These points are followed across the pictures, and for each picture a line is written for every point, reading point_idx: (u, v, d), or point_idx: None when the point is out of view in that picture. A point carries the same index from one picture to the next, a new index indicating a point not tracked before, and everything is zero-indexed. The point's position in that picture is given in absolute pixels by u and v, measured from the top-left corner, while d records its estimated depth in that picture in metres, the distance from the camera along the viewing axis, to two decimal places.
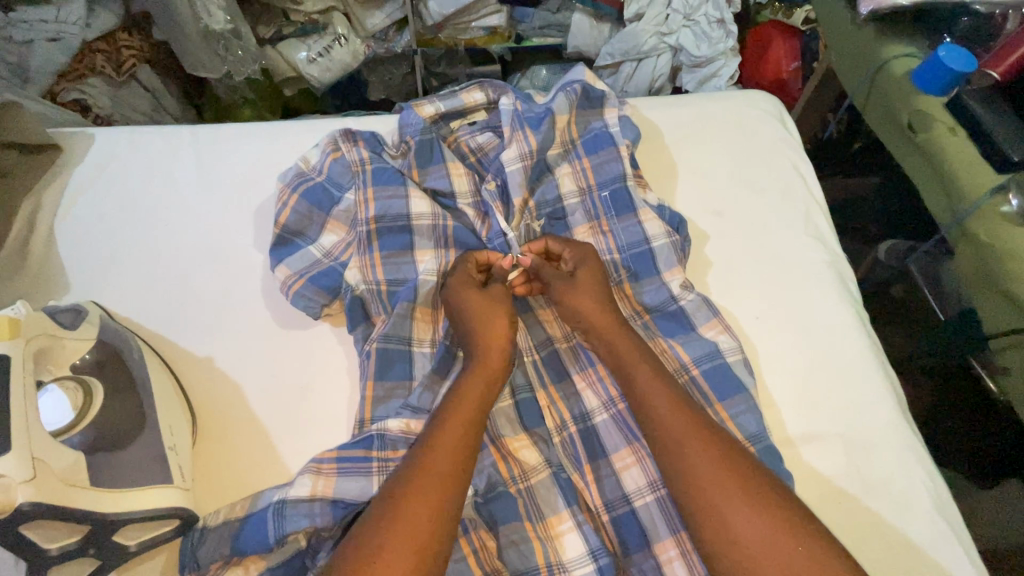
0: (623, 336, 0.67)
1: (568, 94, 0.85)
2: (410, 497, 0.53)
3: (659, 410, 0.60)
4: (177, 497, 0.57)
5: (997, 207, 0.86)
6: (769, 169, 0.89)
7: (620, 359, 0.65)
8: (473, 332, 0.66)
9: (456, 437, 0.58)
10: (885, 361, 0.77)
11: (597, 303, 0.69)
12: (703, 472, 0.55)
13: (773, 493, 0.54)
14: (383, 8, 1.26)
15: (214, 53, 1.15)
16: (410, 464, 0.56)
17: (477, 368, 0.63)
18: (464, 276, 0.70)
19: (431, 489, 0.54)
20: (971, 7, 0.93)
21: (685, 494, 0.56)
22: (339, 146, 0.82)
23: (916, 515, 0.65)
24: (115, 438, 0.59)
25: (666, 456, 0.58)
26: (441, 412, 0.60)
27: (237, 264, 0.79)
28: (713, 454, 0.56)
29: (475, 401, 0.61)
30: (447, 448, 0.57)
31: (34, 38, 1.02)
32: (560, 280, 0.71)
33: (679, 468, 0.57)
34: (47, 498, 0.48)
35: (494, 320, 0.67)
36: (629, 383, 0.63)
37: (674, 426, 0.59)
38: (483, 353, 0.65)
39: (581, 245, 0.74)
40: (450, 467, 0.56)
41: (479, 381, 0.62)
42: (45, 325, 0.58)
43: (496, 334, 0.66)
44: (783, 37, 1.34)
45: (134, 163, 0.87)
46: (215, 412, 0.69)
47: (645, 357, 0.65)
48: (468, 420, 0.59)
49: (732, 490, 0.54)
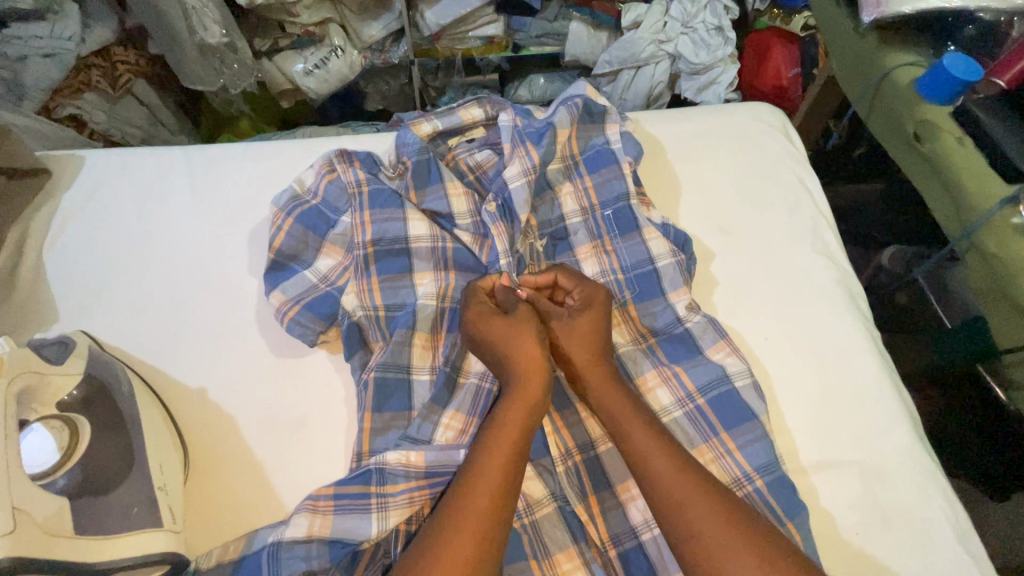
0: (605, 388, 0.63)
1: (569, 108, 0.82)
2: (440, 551, 0.51)
3: (660, 471, 0.57)
4: (166, 542, 0.55)
5: (1007, 218, 0.83)
6: (775, 184, 0.87)
7: (614, 417, 0.61)
8: (508, 362, 0.63)
9: (492, 480, 0.55)
10: (899, 383, 0.74)
11: (590, 351, 0.66)
12: (711, 536, 0.53)
13: (782, 551, 0.52)
14: (380, 19, 1.24)
15: (209, 65, 1.13)
16: (444, 511, 0.53)
17: (516, 400, 0.60)
18: (479, 309, 0.67)
19: (464, 541, 0.51)
20: (976, 14, 0.92)
21: (692, 559, 0.53)
22: (335, 168, 0.79)
23: (935, 548, 0.62)
24: (102, 481, 0.56)
25: (666, 517, 0.55)
26: (479, 445, 0.58)
27: (231, 290, 0.77)
28: (718, 514, 0.54)
29: (514, 434, 0.58)
30: (481, 495, 0.54)
31: (28, 54, 0.99)
32: (556, 318, 0.68)
33: (683, 534, 0.54)
34: (25, 551, 0.46)
35: (525, 350, 0.64)
36: (624, 441, 0.60)
37: (674, 488, 0.56)
38: (520, 381, 0.62)
39: (592, 285, 0.70)
40: (485, 515, 0.53)
41: (516, 416, 0.59)
42: (29, 363, 0.56)
43: (529, 361, 0.63)
44: (782, 43, 1.32)
45: (125, 185, 0.85)
46: (208, 447, 0.66)
47: (640, 414, 0.61)
48: (505, 459, 0.56)
49: (740, 558, 0.51)
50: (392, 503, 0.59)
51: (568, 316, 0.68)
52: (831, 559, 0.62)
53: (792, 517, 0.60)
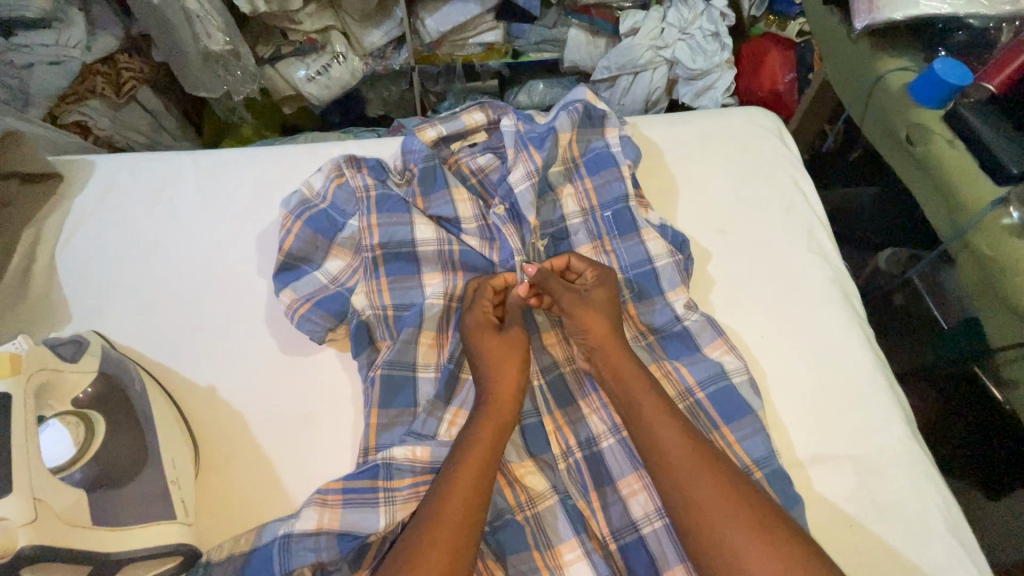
0: (625, 359, 0.66)
1: (569, 113, 0.84)
2: (418, 556, 0.52)
3: (667, 443, 0.59)
4: (180, 533, 0.57)
5: (998, 219, 0.85)
6: (770, 186, 0.89)
7: (628, 388, 0.64)
8: (486, 376, 0.65)
9: (466, 489, 0.57)
10: (892, 380, 0.76)
11: (607, 321, 0.68)
12: (713, 505, 0.54)
13: (791, 538, 0.53)
14: (381, 27, 1.26)
15: (213, 73, 1.15)
16: (422, 518, 0.55)
17: (487, 415, 0.62)
18: (478, 317, 0.69)
19: (441, 546, 0.53)
20: (965, 20, 0.93)
21: (691, 526, 0.55)
22: (343, 172, 0.81)
23: (928, 539, 0.64)
24: (117, 474, 0.58)
25: (670, 486, 0.57)
26: (455, 452, 0.60)
27: (240, 291, 0.79)
28: (721, 485, 0.56)
29: (485, 450, 0.60)
30: (456, 504, 0.56)
31: (34, 62, 1.01)
32: (571, 294, 0.70)
33: (685, 504, 0.56)
34: (47, 540, 0.48)
35: (507, 364, 0.66)
36: (635, 414, 0.62)
37: (679, 458, 0.58)
38: (494, 397, 0.64)
39: (603, 267, 0.74)
40: (460, 523, 0.55)
41: (488, 429, 0.61)
42: (45, 360, 0.58)
43: (507, 381, 0.65)
44: (777, 49, 1.35)
45: (136, 189, 0.87)
46: (218, 445, 0.68)
47: (652, 387, 0.64)
48: (478, 471, 0.58)
49: (740, 524, 0.53)
50: (399, 497, 0.60)
51: (581, 292, 0.71)
52: (829, 550, 0.63)
53: (789, 509, 0.62)
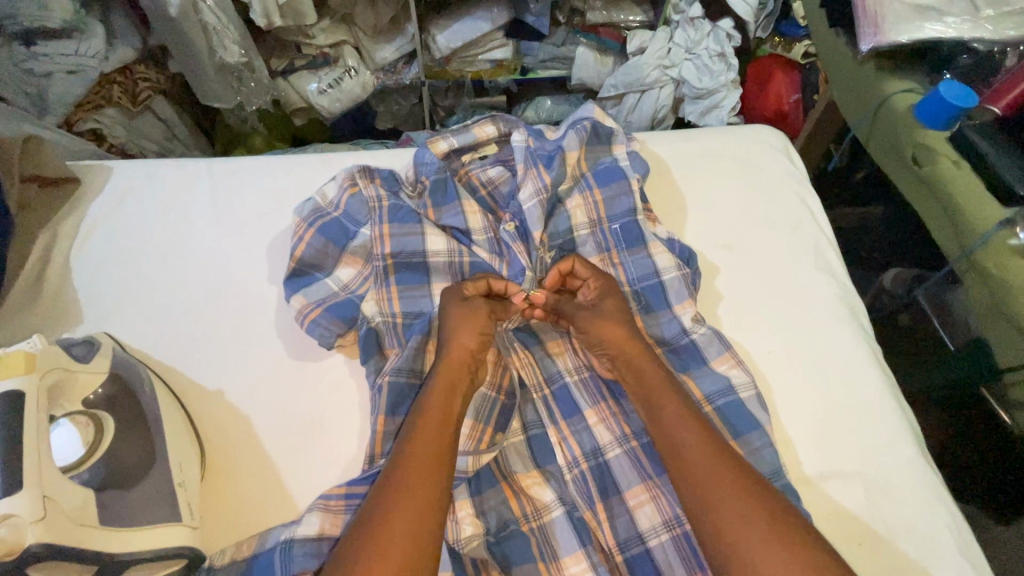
0: (647, 363, 0.66)
1: (578, 130, 0.86)
2: (386, 520, 0.52)
3: (686, 444, 0.59)
4: (186, 536, 0.57)
5: (1004, 240, 0.85)
6: (777, 203, 0.90)
7: (650, 394, 0.64)
8: (446, 345, 0.67)
9: (427, 450, 0.58)
10: (900, 397, 0.76)
11: (625, 332, 0.68)
12: (732, 510, 0.54)
13: (813, 543, 0.52)
14: (393, 42, 1.28)
15: (229, 85, 1.18)
16: (386, 480, 0.56)
17: (439, 378, 0.64)
18: (454, 291, 0.71)
19: (407, 504, 0.53)
20: (970, 44, 0.95)
21: (709, 530, 0.54)
22: (357, 181, 0.82)
23: (940, 556, 0.63)
24: (126, 475, 0.58)
25: (690, 490, 0.57)
26: (413, 415, 0.61)
27: (251, 296, 0.79)
28: (740, 488, 0.55)
29: (440, 411, 0.61)
30: (419, 463, 0.56)
31: (54, 70, 1.03)
32: (584, 312, 0.71)
33: (703, 506, 0.55)
34: (57, 539, 0.48)
35: (465, 342, 0.67)
36: (657, 415, 0.63)
37: (699, 460, 0.58)
38: (449, 364, 0.65)
39: (608, 278, 0.74)
40: (424, 480, 0.55)
41: (441, 389, 0.63)
42: (58, 360, 0.58)
43: (462, 347, 0.66)
44: (783, 70, 1.36)
45: (152, 194, 0.88)
46: (222, 449, 0.68)
47: (674, 391, 0.64)
48: (436, 432, 0.59)
49: (760, 527, 0.53)
50: None
51: (593, 308, 0.72)
52: None
53: None
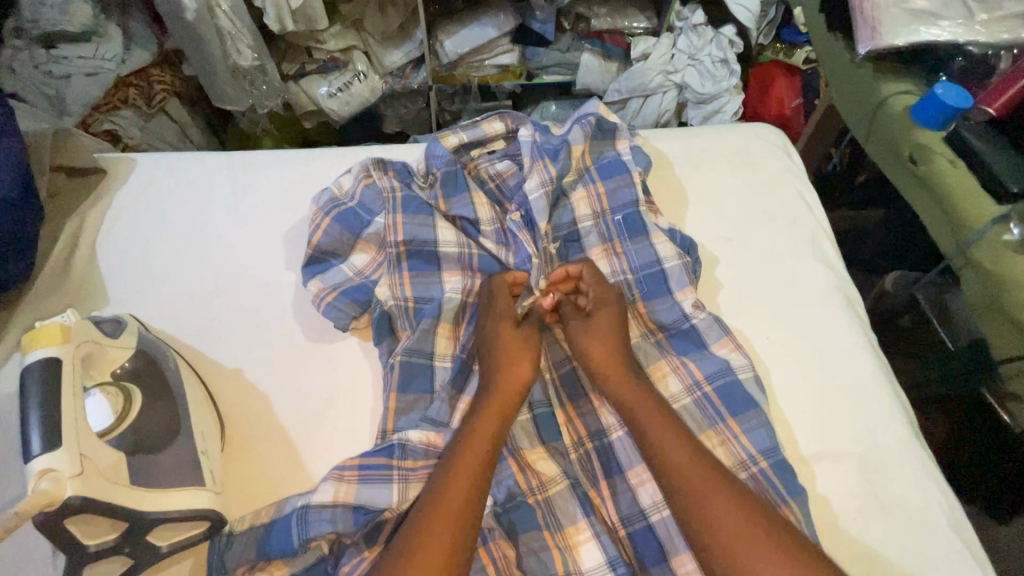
0: (626, 381, 0.68)
1: (583, 126, 0.89)
2: (426, 525, 0.56)
3: (671, 452, 0.62)
4: (209, 499, 0.60)
5: (998, 235, 0.88)
6: (776, 198, 0.93)
7: (631, 412, 0.66)
8: (496, 358, 0.69)
9: (476, 463, 0.60)
10: (897, 386, 0.78)
11: (606, 351, 0.70)
12: (718, 509, 0.57)
13: (786, 539, 0.56)
14: (402, 47, 1.33)
15: (240, 87, 1.22)
16: (433, 487, 0.59)
17: (494, 391, 0.67)
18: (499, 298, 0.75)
19: (448, 513, 0.56)
20: (965, 48, 0.98)
21: (694, 526, 0.58)
22: (371, 173, 0.85)
23: (932, 531, 0.66)
24: (153, 441, 0.61)
25: (674, 490, 0.60)
26: (466, 426, 0.64)
27: (269, 282, 0.83)
28: (724, 488, 0.59)
29: (492, 428, 0.64)
30: (466, 474, 0.60)
31: (71, 72, 1.07)
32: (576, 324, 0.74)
33: (687, 507, 0.59)
34: (93, 494, 0.51)
35: (519, 359, 0.69)
36: (637, 426, 0.65)
37: (684, 466, 0.61)
38: (504, 379, 0.68)
39: (604, 284, 0.77)
40: (467, 491, 0.58)
41: (495, 404, 0.66)
42: (90, 334, 0.61)
43: (519, 362, 0.69)
44: (785, 77, 1.41)
45: (174, 184, 0.92)
46: (241, 425, 0.71)
47: (657, 404, 0.66)
48: (486, 448, 0.62)
49: (742, 522, 0.56)
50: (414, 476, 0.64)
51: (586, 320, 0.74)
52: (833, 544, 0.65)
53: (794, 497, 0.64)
